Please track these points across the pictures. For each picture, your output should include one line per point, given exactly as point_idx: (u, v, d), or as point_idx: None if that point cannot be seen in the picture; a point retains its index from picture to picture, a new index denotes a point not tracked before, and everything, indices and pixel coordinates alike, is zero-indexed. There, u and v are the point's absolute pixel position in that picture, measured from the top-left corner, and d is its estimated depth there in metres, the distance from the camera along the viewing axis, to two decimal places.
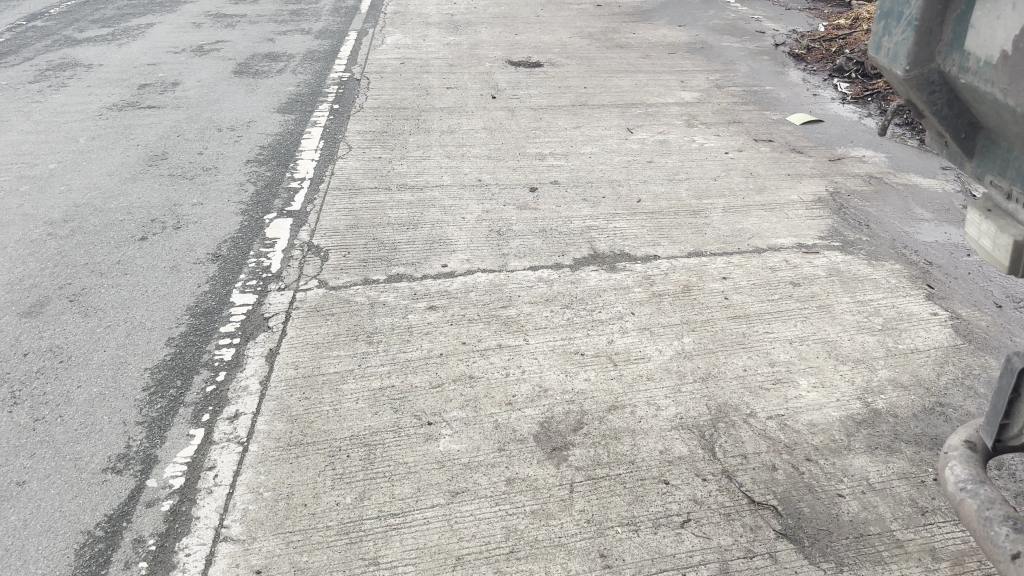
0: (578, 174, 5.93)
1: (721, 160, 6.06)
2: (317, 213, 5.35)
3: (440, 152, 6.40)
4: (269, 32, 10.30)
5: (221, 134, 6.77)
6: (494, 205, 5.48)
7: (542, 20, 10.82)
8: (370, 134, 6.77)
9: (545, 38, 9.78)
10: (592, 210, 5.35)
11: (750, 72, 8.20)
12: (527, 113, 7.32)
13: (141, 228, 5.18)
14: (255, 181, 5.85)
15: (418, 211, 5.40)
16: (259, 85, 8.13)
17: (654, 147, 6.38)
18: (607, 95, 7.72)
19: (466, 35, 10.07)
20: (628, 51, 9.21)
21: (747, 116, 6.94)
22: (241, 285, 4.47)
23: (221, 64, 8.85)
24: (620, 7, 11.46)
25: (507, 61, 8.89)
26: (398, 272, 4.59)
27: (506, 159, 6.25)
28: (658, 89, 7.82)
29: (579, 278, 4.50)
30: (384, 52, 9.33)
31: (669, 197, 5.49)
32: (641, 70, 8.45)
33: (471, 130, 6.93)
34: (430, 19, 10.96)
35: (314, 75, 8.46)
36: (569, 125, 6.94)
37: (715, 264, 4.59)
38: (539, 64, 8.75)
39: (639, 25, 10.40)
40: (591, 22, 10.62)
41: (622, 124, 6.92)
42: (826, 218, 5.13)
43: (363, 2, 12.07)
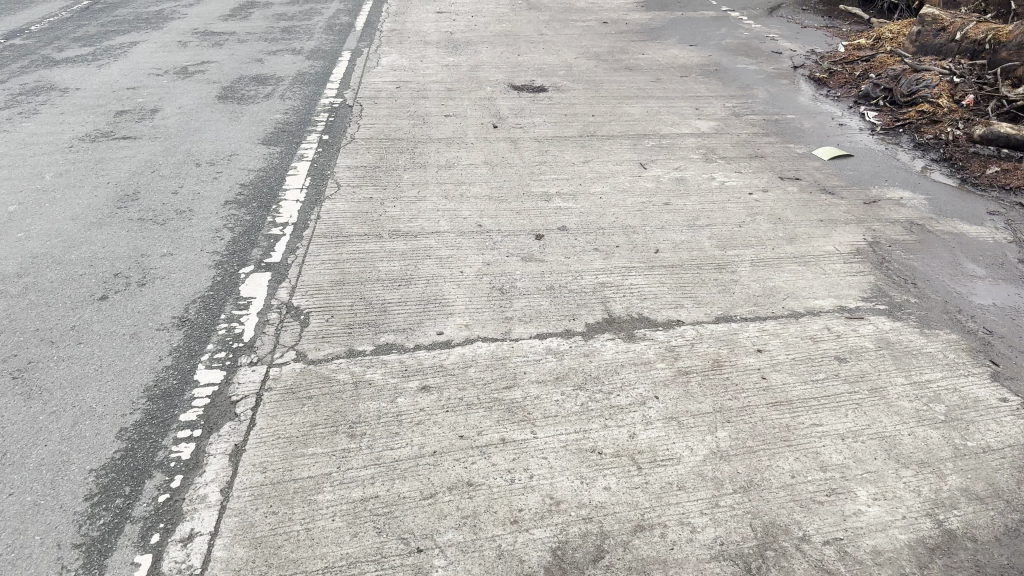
0: (588, 218, 5.41)
1: (744, 201, 5.54)
2: (299, 266, 4.82)
3: (437, 191, 5.89)
4: (259, 52, 9.80)
5: (199, 170, 6.25)
6: (497, 255, 4.95)
7: (545, 38, 10.32)
8: (360, 170, 6.25)
9: (549, 59, 9.28)
10: (605, 262, 4.81)
11: (769, 98, 7.69)
12: (531, 145, 6.80)
13: (102, 284, 4.65)
14: (233, 226, 5.32)
15: (412, 262, 4.86)
16: (244, 112, 7.62)
17: (670, 186, 5.86)
18: (617, 124, 7.20)
19: (466, 55, 9.58)
20: (637, 74, 8.70)
21: (769, 150, 6.42)
22: (208, 360, 3.94)
23: (206, 88, 8.34)
24: (627, 25, 10.96)
25: (509, 84, 8.39)
26: (387, 341, 4.06)
27: (509, 200, 5.74)
28: (671, 117, 7.31)
29: (594, 348, 3.95)
30: (379, 75, 8.82)
31: (690, 246, 4.97)
32: (652, 96, 7.94)
33: (471, 164, 6.41)
34: (428, 37, 10.46)
35: (303, 101, 7.95)
36: (577, 159, 6.43)
37: (747, 332, 4.05)
38: (543, 88, 8.24)
39: (648, 44, 9.90)
40: (597, 41, 10.11)
41: (634, 158, 6.40)
42: (867, 275, 4.60)
43: (358, 18, 11.57)
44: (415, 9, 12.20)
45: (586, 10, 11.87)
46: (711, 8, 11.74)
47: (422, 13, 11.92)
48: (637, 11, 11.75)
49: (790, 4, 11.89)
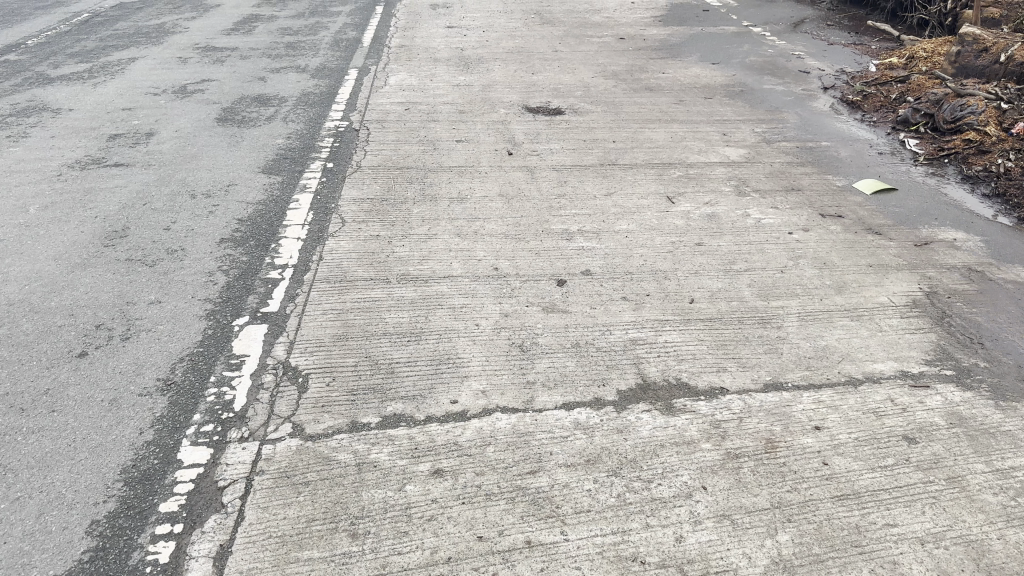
0: (613, 261, 4.96)
1: (783, 242, 5.10)
2: (298, 317, 4.38)
3: (449, 228, 5.45)
4: (263, 69, 9.41)
5: (194, 203, 5.84)
6: (515, 303, 4.50)
7: (560, 55, 9.91)
8: (366, 204, 5.82)
9: (565, 79, 8.87)
10: (635, 314, 4.35)
11: (801, 123, 7.26)
12: (549, 174, 6.38)
13: (82, 338, 4.23)
14: (229, 268, 4.91)
15: (423, 312, 4.41)
16: (245, 136, 7.22)
17: (702, 223, 5.42)
18: (640, 151, 6.77)
19: (478, 74, 9.17)
20: (658, 95, 8.28)
21: (805, 182, 5.98)
22: (193, 433, 3.50)
23: (206, 109, 7.94)
24: (645, 41, 10.54)
25: (524, 106, 7.97)
26: (394, 410, 3.59)
27: (526, 238, 5.29)
28: (697, 144, 6.87)
29: (628, 422, 3.48)
30: (387, 95, 8.42)
31: (729, 294, 4.53)
32: (675, 120, 7.50)
33: (485, 196, 5.98)
34: (438, 54, 10.06)
35: (307, 124, 7.54)
36: (599, 192, 5.99)
37: (800, 404, 3.61)
38: (559, 111, 7.83)
39: (668, 63, 9.47)
40: (615, 59, 9.69)
41: (660, 191, 5.96)
42: (928, 333, 4.15)
43: (365, 34, 11.18)
44: (424, 23, 11.81)
45: (601, 25, 11.46)
46: (731, 23, 11.31)
47: (432, 28, 11.53)
48: (654, 26, 11.32)
49: (814, 20, 11.45)
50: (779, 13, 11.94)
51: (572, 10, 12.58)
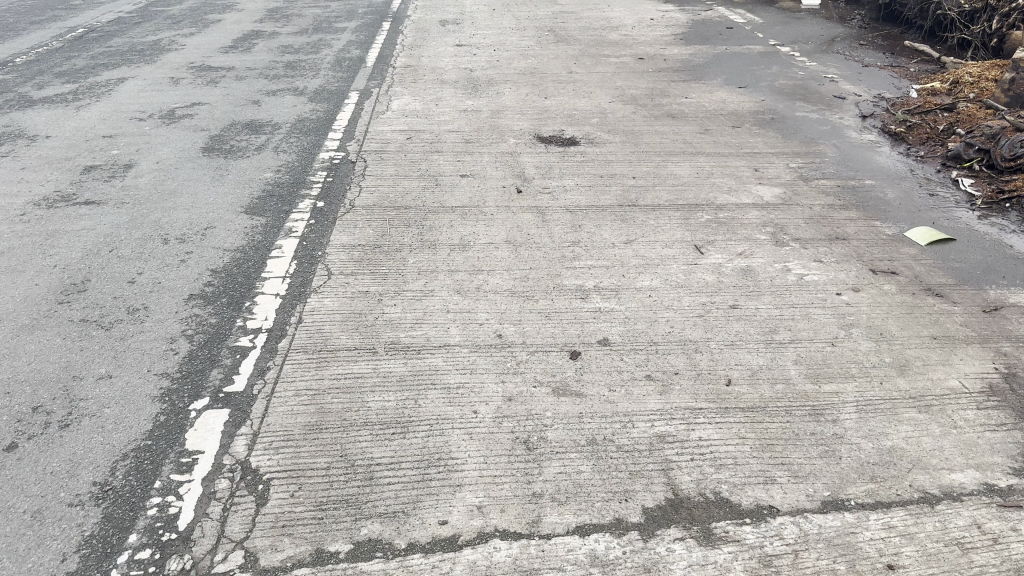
0: (634, 326, 4.31)
1: (830, 305, 4.44)
2: (265, 398, 3.74)
3: (448, 283, 4.81)
4: (258, 92, 8.85)
5: (166, 249, 5.24)
6: (521, 380, 3.84)
7: (575, 77, 9.31)
8: (357, 252, 5.19)
9: (580, 104, 8.27)
10: (662, 399, 3.68)
11: (840, 158, 6.63)
12: (562, 216, 5.76)
13: (14, 425, 3.62)
14: (195, 333, 4.30)
15: (412, 393, 3.75)
16: (231, 168, 6.64)
17: (735, 279, 4.77)
18: (662, 190, 6.13)
19: (487, 98, 8.60)
20: (681, 123, 7.65)
21: (850, 232, 5.33)
22: (125, 563, 2.88)
23: (192, 137, 7.38)
24: (666, 61, 9.91)
25: (535, 136, 7.39)
26: (369, 534, 2.95)
27: (535, 296, 4.65)
28: (726, 181, 6.22)
29: (658, 557, 2.82)
30: (388, 122, 7.83)
31: (772, 372, 3.87)
32: (701, 152, 6.86)
33: (490, 243, 5.36)
34: (445, 76, 9.50)
35: (299, 155, 6.95)
36: (617, 239, 5.36)
37: (868, 531, 2.94)
38: (573, 141, 7.22)
39: (691, 86, 8.84)
40: (633, 81, 9.07)
41: (686, 238, 5.32)
42: (1014, 430, 3.47)
43: (369, 52, 10.64)
44: (432, 41, 11.26)
45: (618, 44, 10.84)
46: (757, 43, 10.66)
47: (440, 46, 10.97)
48: (674, 45, 10.69)
49: (845, 39, 10.78)
50: (807, 32, 11.28)
51: (588, 26, 11.98)
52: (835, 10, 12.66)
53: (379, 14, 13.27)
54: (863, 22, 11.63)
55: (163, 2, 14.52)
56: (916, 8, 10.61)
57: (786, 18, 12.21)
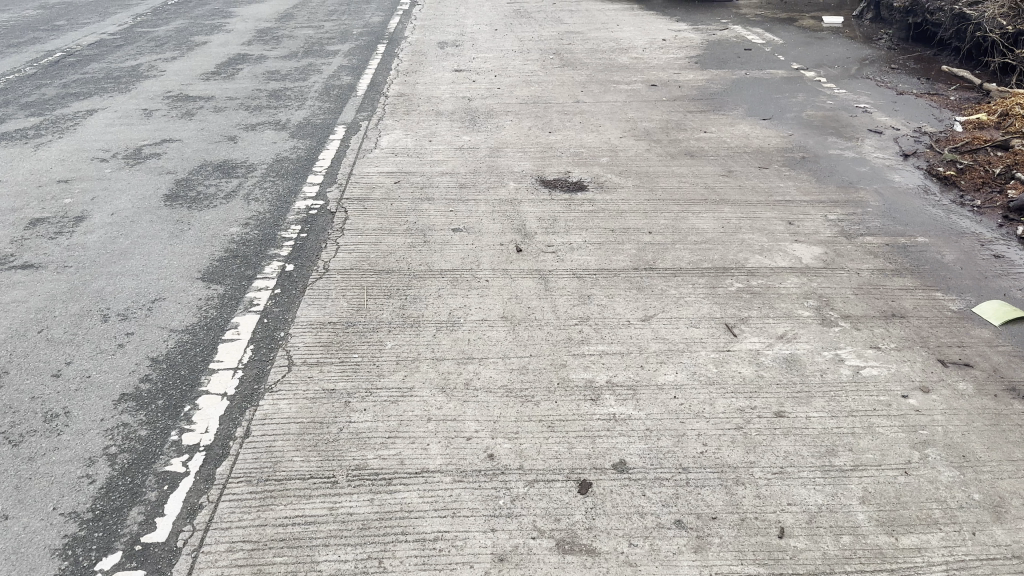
0: (657, 441, 3.50)
1: (896, 416, 3.66)
2: (191, 555, 2.95)
3: (432, 373, 4.01)
4: (236, 125, 8.13)
5: (104, 329, 4.47)
6: (518, 525, 3.04)
7: (581, 108, 8.58)
8: (326, 332, 4.40)
9: (587, 141, 7.54)
10: (697, 559, 2.88)
11: (885, 209, 5.84)
12: (568, 282, 4.98)
13: None
14: (120, 451, 3.53)
15: (379, 547, 2.95)
16: (195, 222, 5.89)
17: (777, 372, 3.97)
18: (683, 248, 5.36)
19: (485, 133, 7.90)
20: (699, 163, 6.88)
21: (908, 307, 4.54)
22: None
23: (156, 182, 6.65)
24: (681, 89, 9.14)
25: (538, 179, 6.65)
26: None
27: (535, 394, 3.85)
28: (757, 239, 5.43)
29: None
30: (375, 161, 7.10)
31: (834, 516, 3.09)
32: (726, 200, 6.08)
33: (483, 318, 4.57)
34: (441, 107, 8.79)
35: (274, 203, 6.20)
36: (632, 314, 4.57)
37: None
38: (580, 185, 6.49)
39: (709, 118, 8.06)
40: (646, 113, 8.31)
41: (714, 313, 4.53)
42: None
43: (360, 79, 9.94)
44: (429, 65, 10.56)
45: (628, 69, 10.09)
46: (779, 67, 9.87)
47: (437, 71, 10.26)
48: (690, 70, 9.93)
49: (875, 63, 9.98)
50: (832, 54, 10.49)
51: (595, 48, 11.23)
52: (859, 29, 11.88)
53: (375, 35, 12.58)
54: (892, 42, 10.84)
55: (148, 24, 13.88)
56: (952, 28, 9.80)
57: (807, 39, 11.44)
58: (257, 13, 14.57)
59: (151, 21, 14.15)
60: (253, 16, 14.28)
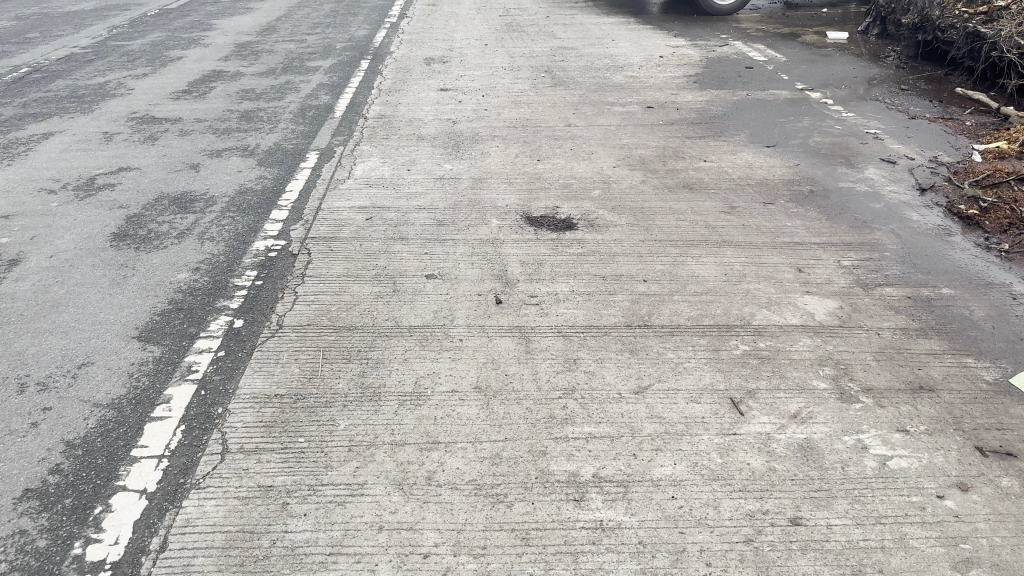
0: (650, 561, 2.93)
1: (932, 525, 3.09)
2: None
3: (388, 463, 3.44)
4: (201, 152, 7.60)
5: (17, 403, 3.92)
6: None
7: (572, 133, 8.06)
8: (271, 410, 3.84)
9: (577, 171, 7.00)
10: None
11: (904, 254, 5.30)
12: (551, 342, 4.42)
13: None
14: (10, 569, 2.96)
15: None
16: (140, 267, 5.35)
17: (792, 464, 3.41)
18: (680, 300, 4.80)
19: (469, 161, 7.36)
20: (697, 199, 6.34)
21: (937, 378, 3.98)
22: None
23: (105, 219, 6.11)
24: (678, 112, 8.63)
25: (523, 216, 6.11)
26: None
27: (509, 492, 3.27)
28: (763, 290, 4.88)
29: None
30: (347, 193, 6.54)
31: None
32: (727, 242, 5.54)
33: (454, 388, 3.98)
34: (423, 130, 8.25)
35: (231, 243, 5.65)
36: (624, 383, 4.00)
37: None
38: (568, 223, 5.94)
39: (708, 145, 7.54)
40: (640, 139, 7.79)
41: (716, 383, 3.97)
42: None
43: (340, 99, 9.40)
44: (413, 84, 10.02)
45: (622, 89, 9.57)
46: (782, 88, 9.34)
47: (422, 89, 9.73)
48: (687, 90, 9.40)
49: (883, 83, 9.45)
50: (837, 73, 9.95)
51: (588, 65, 10.72)
52: (865, 45, 11.36)
53: (359, 50, 12.06)
54: (901, 61, 10.32)
55: (124, 37, 13.40)
56: (966, 47, 9.27)
57: (811, 56, 10.90)
58: (239, 26, 14.08)
59: (127, 34, 13.68)
60: (235, 29, 13.79)
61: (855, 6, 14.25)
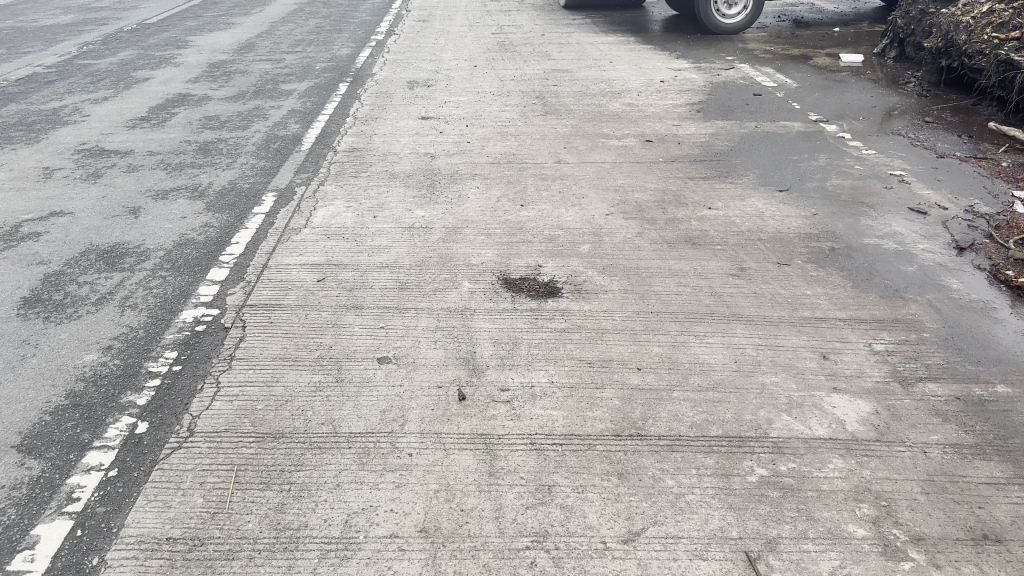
0: None
1: None
2: None
3: None
4: (146, 193, 6.81)
5: None
6: None
7: (561, 172, 7.27)
8: (157, 562, 3.02)
9: (564, 220, 6.19)
10: None
11: (948, 337, 4.50)
12: (522, 460, 3.54)
13: None
14: None
15: None
16: (43, 343, 4.55)
17: None
18: (682, 397, 3.97)
19: (444, 205, 6.56)
20: (701, 256, 5.54)
21: (1005, 521, 3.17)
22: None
23: (18, 278, 5.31)
24: (680, 147, 7.83)
25: (500, 278, 5.29)
26: None
27: None
28: (781, 384, 4.07)
29: None
30: (301, 245, 5.73)
31: None
32: (737, 316, 4.72)
33: (393, 533, 3.13)
34: (397, 167, 7.46)
35: (156, 314, 4.85)
36: (610, 524, 3.16)
37: None
38: (551, 287, 5.13)
39: (714, 189, 6.74)
40: (636, 181, 6.99)
41: (727, 526, 3.14)
42: None
43: (311, 128, 8.62)
44: (393, 111, 9.24)
45: (618, 119, 8.78)
46: (795, 120, 8.55)
47: (402, 118, 8.94)
48: (690, 121, 8.60)
49: (906, 114, 8.64)
50: (854, 102, 9.14)
51: (582, 90, 9.93)
52: (882, 70, 10.56)
53: (339, 71, 11.29)
54: (923, 88, 9.52)
55: (93, 54, 12.66)
56: (996, 76, 8.48)
57: (825, 81, 10.10)
58: (216, 44, 13.33)
59: (97, 51, 12.93)
60: (211, 47, 13.03)
61: (868, 25, 13.46)
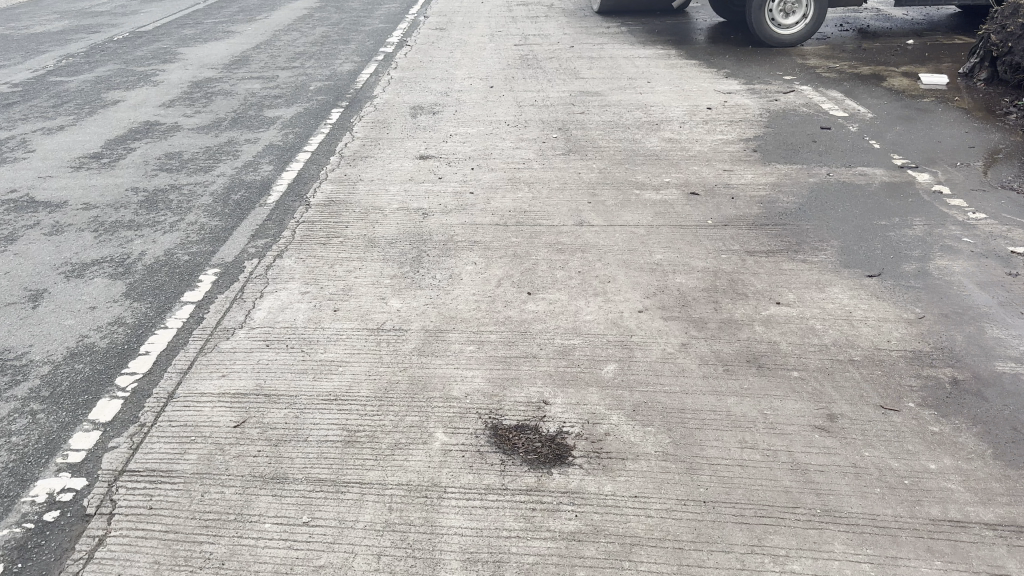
0: None
1: None
2: None
3: None
4: (58, 267, 5.43)
5: None
6: None
7: (582, 239, 5.74)
8: None
9: (582, 320, 4.67)
10: None
11: None
12: None
13: None
14: None
15: None
16: None
17: None
18: None
19: (428, 290, 5.07)
20: (770, 390, 3.98)
21: None
22: None
23: None
24: (734, 203, 6.26)
25: (487, 424, 3.78)
26: None
27: None
28: None
29: None
30: (228, 362, 4.29)
31: None
32: (833, 518, 3.17)
33: None
34: (379, 228, 6.00)
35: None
36: None
37: None
38: (557, 445, 3.62)
39: (781, 271, 5.17)
40: (679, 256, 5.44)
41: None
42: None
43: (285, 171, 7.19)
44: (387, 146, 7.79)
45: (656, 161, 7.22)
46: (875, 164, 6.92)
47: (396, 157, 7.49)
48: (745, 166, 7.01)
49: (1014, 158, 6.98)
50: (946, 140, 7.47)
51: (613, 121, 8.37)
52: (973, 95, 8.85)
53: (337, 92, 9.88)
54: None
55: (69, 70, 11.38)
56: None
57: (907, 109, 8.43)
58: (208, 56, 12.00)
59: (76, 66, 11.66)
60: (200, 61, 11.69)
61: (945, 37, 11.74)
